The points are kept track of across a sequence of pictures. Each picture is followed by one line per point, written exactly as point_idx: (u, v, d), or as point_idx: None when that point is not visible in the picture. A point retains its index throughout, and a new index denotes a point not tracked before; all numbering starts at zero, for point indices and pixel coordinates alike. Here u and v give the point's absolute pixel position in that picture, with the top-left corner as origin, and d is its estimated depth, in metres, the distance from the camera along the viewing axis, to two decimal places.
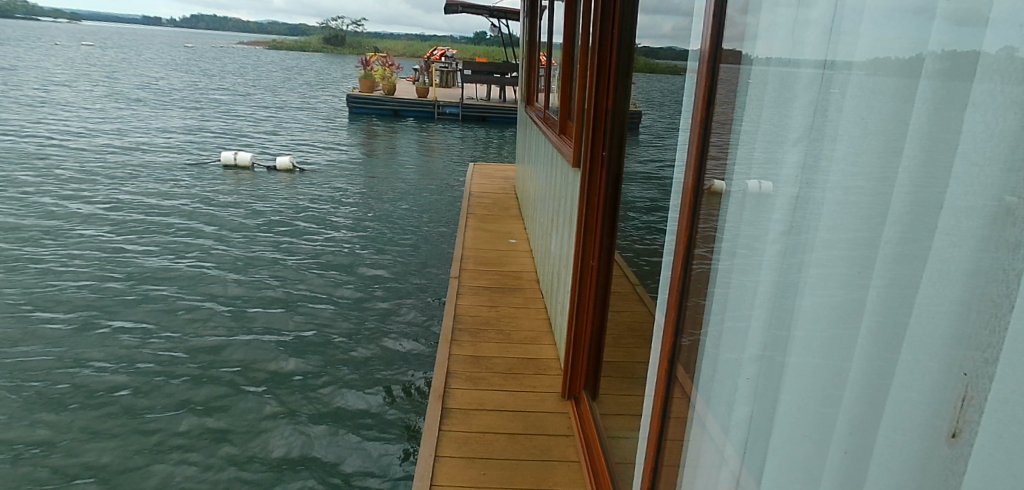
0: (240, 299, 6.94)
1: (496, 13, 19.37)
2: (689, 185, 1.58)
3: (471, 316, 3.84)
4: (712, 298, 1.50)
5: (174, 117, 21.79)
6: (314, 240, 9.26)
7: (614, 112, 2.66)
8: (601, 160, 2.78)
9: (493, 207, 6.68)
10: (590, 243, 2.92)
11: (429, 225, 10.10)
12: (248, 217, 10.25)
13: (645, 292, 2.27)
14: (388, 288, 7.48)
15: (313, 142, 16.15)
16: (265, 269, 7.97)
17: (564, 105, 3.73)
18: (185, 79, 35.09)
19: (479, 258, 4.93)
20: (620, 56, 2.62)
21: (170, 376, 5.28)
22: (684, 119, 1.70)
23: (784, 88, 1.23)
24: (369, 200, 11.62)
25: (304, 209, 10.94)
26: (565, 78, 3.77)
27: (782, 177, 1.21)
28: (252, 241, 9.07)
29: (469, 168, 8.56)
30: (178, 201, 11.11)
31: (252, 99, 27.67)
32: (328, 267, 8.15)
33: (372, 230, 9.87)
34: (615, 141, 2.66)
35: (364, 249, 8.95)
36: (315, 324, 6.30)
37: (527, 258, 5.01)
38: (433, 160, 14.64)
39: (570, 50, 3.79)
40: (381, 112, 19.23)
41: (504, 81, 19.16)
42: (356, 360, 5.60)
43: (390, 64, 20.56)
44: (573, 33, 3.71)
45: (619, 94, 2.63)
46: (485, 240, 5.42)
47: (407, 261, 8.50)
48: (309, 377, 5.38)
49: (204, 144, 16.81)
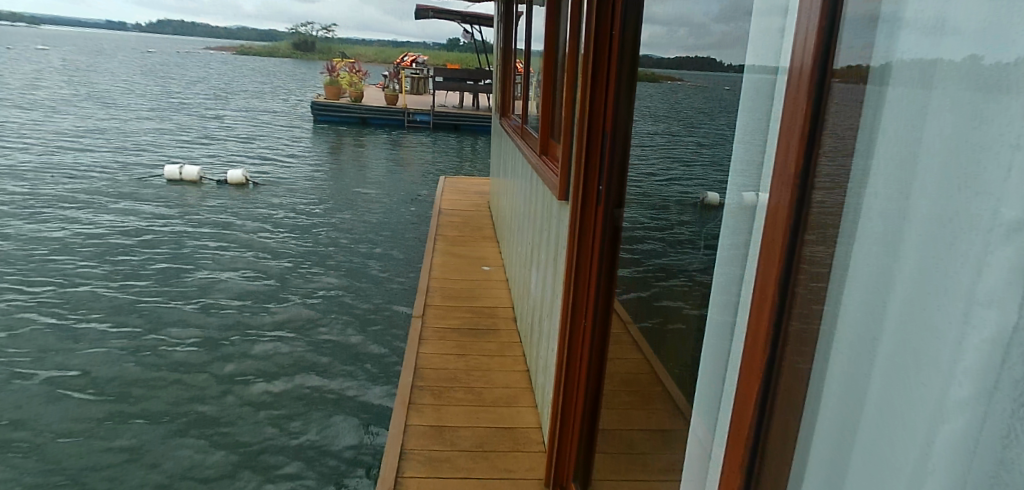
0: (187, 329, 6.23)
1: (468, 18, 18.75)
2: (771, 223, 0.93)
3: (435, 369, 3.20)
4: (826, 436, 0.86)
5: (130, 122, 20.75)
6: (271, 255, 8.53)
7: (610, 137, 2.07)
8: (596, 196, 2.17)
9: (464, 226, 6.06)
10: (582, 296, 2.29)
11: (396, 238, 9.41)
12: (199, 230, 9.46)
13: (662, 371, 1.71)
14: (349, 313, 6.80)
15: (275, 153, 15.37)
16: (212, 290, 7.23)
17: (545, 123, 3.14)
18: (145, 84, 33.90)
19: (447, 291, 4.29)
20: (615, 68, 2.04)
21: (103, 428, 4.61)
22: (751, 143, 1.13)
23: (999, 71, 0.64)
24: (331, 210, 10.88)
25: (263, 218, 10.19)
26: (545, 90, 3.18)
27: (1010, 248, 0.63)
28: (203, 257, 8.30)
29: (440, 181, 7.94)
30: (121, 212, 10.26)
31: (214, 104, 26.65)
32: (285, 288, 7.43)
33: (335, 242, 9.18)
34: (612, 172, 2.07)
35: (324, 264, 8.25)
36: (267, 361, 5.65)
37: (504, 289, 4.40)
38: (402, 169, 13.96)
39: (551, 58, 3.17)
40: (348, 120, 18.48)
41: (477, 87, 18.54)
42: (312, 403, 5.00)
43: (358, 70, 19.82)
44: (557, 39, 3.10)
45: (619, 111, 2.03)
46: (454, 268, 4.79)
47: (372, 276, 7.83)
48: (262, 421, 4.74)
49: (158, 150, 15.88)
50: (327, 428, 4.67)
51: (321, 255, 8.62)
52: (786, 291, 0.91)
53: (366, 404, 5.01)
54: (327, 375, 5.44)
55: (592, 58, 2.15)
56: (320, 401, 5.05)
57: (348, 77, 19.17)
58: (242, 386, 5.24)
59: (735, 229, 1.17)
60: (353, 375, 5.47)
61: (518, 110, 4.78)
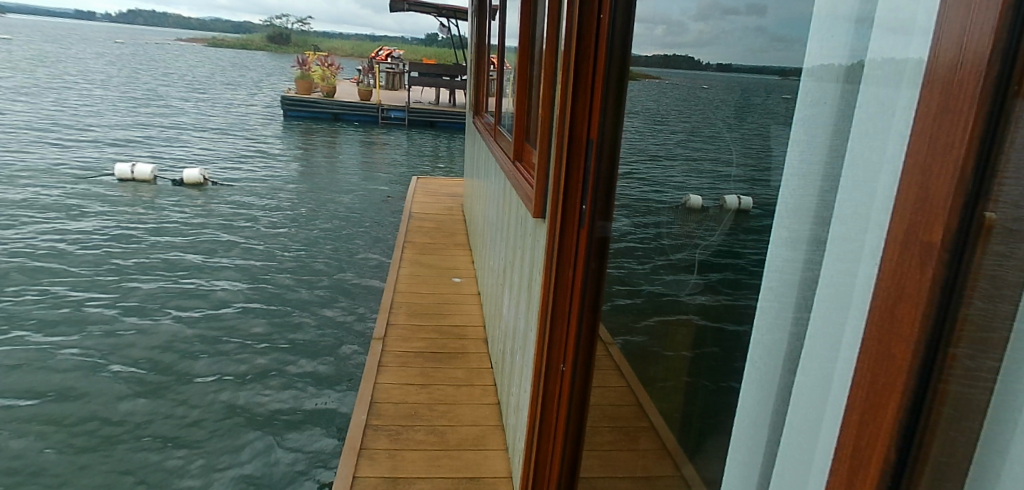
0: (129, 320, 5.63)
1: (445, 13, 18.25)
2: (881, 320, 0.55)
3: (394, 403, 2.81)
4: None
5: (89, 114, 19.88)
6: (231, 245, 7.96)
7: (595, 146, 1.66)
8: (577, 216, 1.76)
9: (436, 232, 5.66)
10: (558, 337, 1.89)
11: (363, 229, 8.93)
12: (152, 218, 8.87)
13: (671, 443, 1.36)
14: (307, 296, 6.31)
15: (241, 148, 14.75)
16: (159, 275, 6.69)
17: (520, 126, 2.75)
18: (109, 76, 32.76)
19: (413, 308, 3.90)
20: (602, 60, 1.61)
21: (23, 428, 4.02)
22: (825, 144, 0.75)
23: None
24: (297, 203, 10.37)
25: (225, 210, 9.60)
26: (519, 92, 2.79)
27: None
28: (155, 247, 7.70)
29: (411, 181, 7.52)
30: (69, 200, 9.62)
31: (181, 97, 25.76)
32: (244, 277, 6.88)
33: (301, 234, 8.64)
34: (597, 189, 1.67)
35: (284, 251, 7.74)
36: (218, 353, 5.10)
37: (474, 305, 4.02)
38: (374, 167, 13.46)
39: (528, 52, 2.77)
40: (320, 115, 17.89)
41: (453, 84, 18.07)
42: (266, 397, 4.47)
43: (331, 64, 19.20)
44: (535, 32, 2.70)
45: (602, 116, 1.63)
46: (422, 281, 4.40)
47: (339, 267, 7.31)
48: (207, 418, 4.19)
49: (117, 143, 15.15)
50: (280, 421, 4.18)
51: (282, 243, 8.10)
52: (912, 433, 0.52)
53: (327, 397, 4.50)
54: (283, 366, 4.91)
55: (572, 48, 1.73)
56: (275, 394, 4.52)
57: (320, 72, 18.56)
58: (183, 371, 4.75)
59: (798, 268, 0.78)
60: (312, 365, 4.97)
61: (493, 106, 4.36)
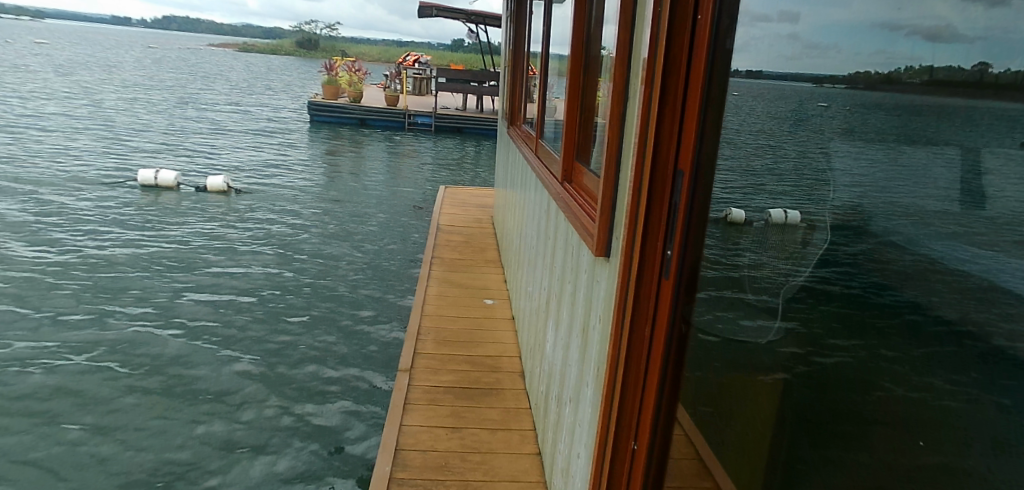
0: (145, 315, 5.37)
1: (475, 20, 18.03)
2: None
3: (421, 450, 2.50)
4: None
5: (121, 117, 20.10)
6: (252, 242, 7.71)
7: (685, 180, 1.29)
8: (653, 263, 1.41)
9: (465, 246, 5.37)
10: (628, 405, 1.55)
11: (388, 233, 8.68)
12: (176, 216, 8.74)
13: None
14: (327, 293, 6.06)
15: (268, 152, 14.70)
16: (178, 269, 6.51)
17: (569, 143, 2.42)
18: (142, 80, 33.28)
19: (443, 333, 3.59)
20: (699, 71, 1.25)
21: (29, 421, 3.80)
22: None
23: None
24: (321, 206, 10.18)
25: (249, 209, 9.40)
26: (569, 109, 2.46)
27: None
28: (175, 242, 7.47)
29: (440, 190, 7.27)
30: (94, 196, 9.56)
31: (211, 102, 25.98)
32: (264, 273, 6.60)
33: (324, 234, 8.38)
34: (685, 233, 1.31)
35: (306, 249, 7.51)
36: (235, 350, 4.80)
37: (509, 332, 3.68)
38: (400, 173, 13.26)
39: (580, 63, 2.45)
40: (346, 121, 17.77)
41: (481, 90, 17.80)
42: (285, 399, 4.16)
43: (358, 69, 19.11)
44: (592, 41, 2.37)
45: (689, 140, 1.29)
46: (452, 301, 4.10)
47: (361, 265, 7.05)
48: (223, 419, 3.89)
49: (147, 145, 15.21)
50: (294, 420, 3.90)
51: (304, 242, 7.88)
52: None
53: (348, 398, 4.18)
54: (304, 366, 4.59)
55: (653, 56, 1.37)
56: (294, 395, 4.20)
57: (347, 76, 18.48)
58: (196, 366, 4.51)
59: None
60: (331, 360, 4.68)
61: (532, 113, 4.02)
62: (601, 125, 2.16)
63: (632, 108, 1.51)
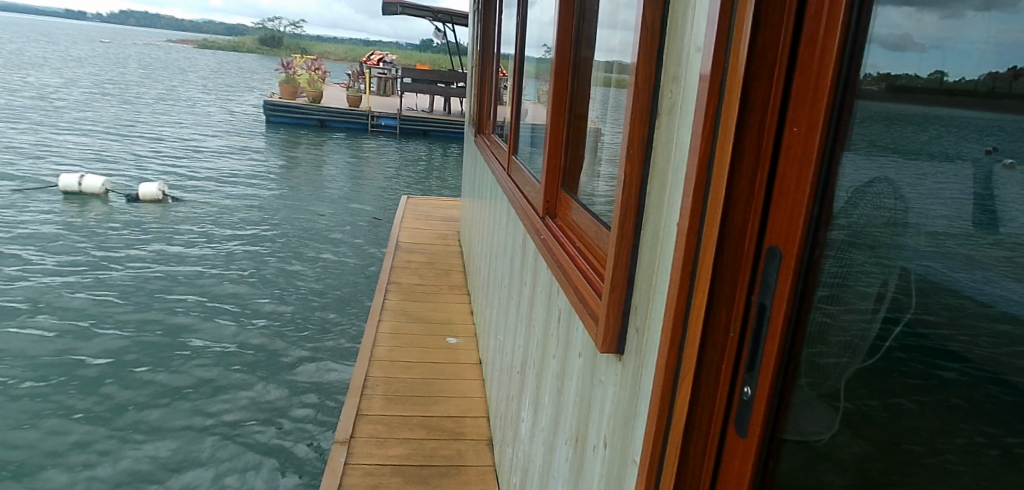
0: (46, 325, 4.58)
1: (441, 18, 17.24)
2: None
3: None
4: None
5: (62, 112, 18.84)
6: (187, 244, 6.92)
7: (787, 271, 0.70)
8: (709, 413, 0.81)
9: (426, 267, 4.75)
10: None
11: (344, 235, 7.95)
12: (105, 213, 7.87)
13: None
14: (267, 296, 5.33)
15: (219, 151, 13.76)
16: (97, 274, 5.73)
17: (553, 170, 1.85)
18: (90, 75, 31.72)
19: (394, 386, 2.97)
20: (818, 73, 0.66)
21: None
22: None
23: None
24: (271, 207, 9.38)
25: (190, 208, 8.56)
26: (553, 123, 1.86)
27: None
28: (98, 244, 6.66)
29: (401, 199, 6.63)
30: (14, 193, 8.62)
31: (163, 100, 24.70)
32: (197, 274, 5.83)
33: (272, 234, 7.62)
34: (780, 374, 0.72)
35: (250, 251, 6.76)
36: (151, 364, 4.06)
37: (474, 381, 3.10)
38: (360, 177, 12.51)
39: (569, 63, 1.82)
40: (305, 122, 16.88)
41: (448, 91, 17.10)
42: (202, 421, 3.46)
43: (318, 68, 18.16)
44: (585, 33, 1.74)
45: (785, 206, 0.71)
46: (409, 338, 3.49)
47: (309, 266, 6.33)
48: (122, 450, 3.20)
49: (86, 141, 14.13)
50: (208, 445, 3.25)
51: (247, 243, 7.11)
52: None
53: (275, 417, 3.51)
54: (230, 378, 3.88)
55: (716, 53, 0.76)
56: (213, 417, 3.51)
57: (308, 75, 17.54)
58: (99, 384, 3.81)
59: None
60: (263, 372, 4.02)
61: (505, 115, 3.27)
62: (607, 149, 1.55)
63: (672, 140, 0.91)
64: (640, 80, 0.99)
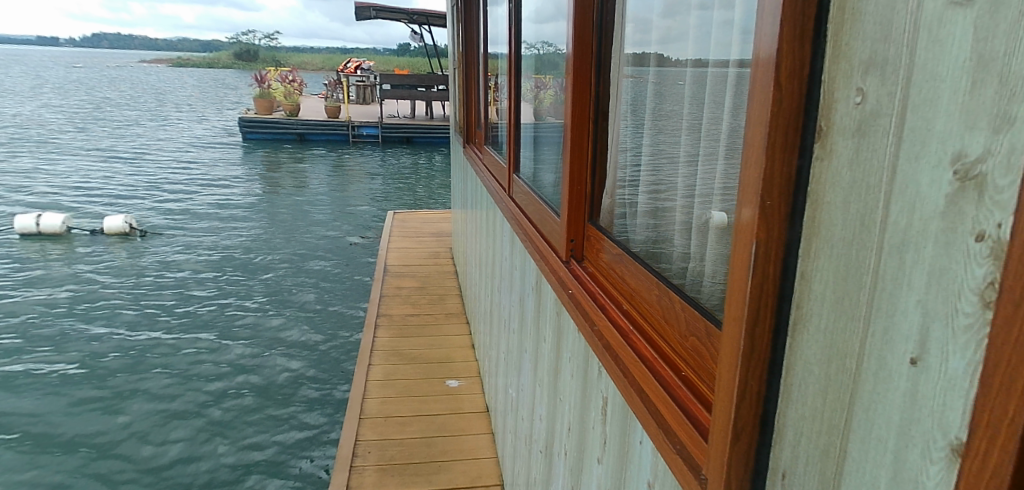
0: (10, 393, 4.24)
1: (417, 20, 16.67)
2: None
3: None
4: None
5: (31, 140, 18.22)
6: (162, 280, 6.45)
7: None
8: None
9: (420, 292, 4.30)
10: None
11: (330, 253, 7.48)
12: (73, 250, 7.38)
13: None
14: (251, 343, 4.90)
15: (196, 173, 13.24)
16: (63, 326, 5.27)
17: (579, 197, 1.39)
18: (62, 99, 31.07)
19: (387, 450, 2.51)
20: None
21: None
22: None
23: None
24: (252, 228, 8.89)
25: (165, 238, 8.07)
26: (575, 134, 1.39)
27: None
28: (65, 287, 6.18)
29: (387, 216, 6.17)
30: None
31: (138, 119, 24.06)
32: (173, 317, 5.43)
33: (252, 259, 7.16)
34: None
35: (230, 284, 6.30)
36: (124, 435, 3.70)
37: (483, 436, 2.63)
38: (345, 190, 12.04)
39: (590, 54, 1.33)
40: (285, 136, 16.36)
41: (429, 95, 16.59)
42: None
43: (293, 79, 17.61)
44: (615, 15, 1.26)
45: None
46: (404, 384, 3.03)
47: (295, 298, 5.88)
48: None
49: (57, 169, 13.58)
50: None
51: (227, 274, 6.65)
52: None
53: None
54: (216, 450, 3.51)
55: None
56: None
57: (284, 88, 16.99)
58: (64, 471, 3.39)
59: None
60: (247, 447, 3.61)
61: (502, 121, 2.73)
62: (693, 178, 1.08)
63: (887, 183, 0.46)
64: (784, 72, 0.54)
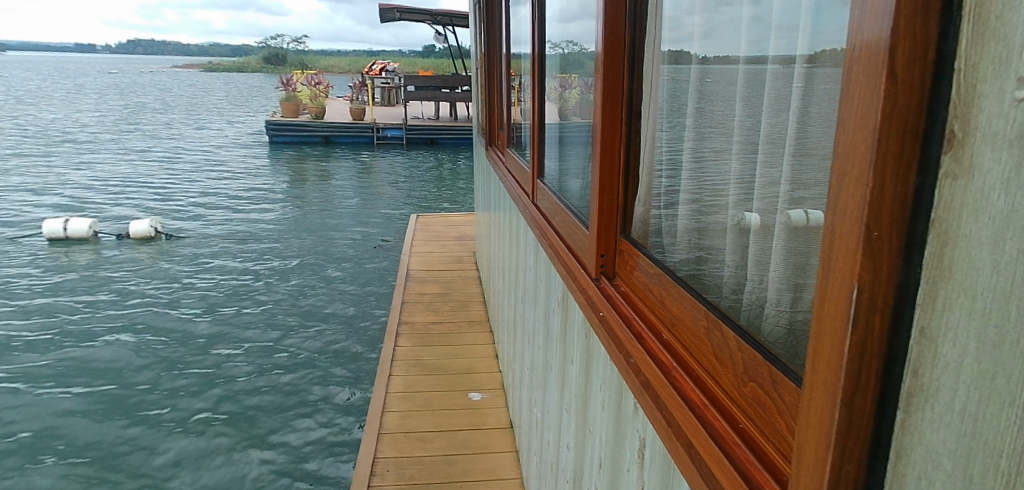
0: (35, 394, 4.24)
1: (440, 21, 16.63)
2: None
3: None
4: None
5: (66, 145, 18.60)
6: (186, 281, 6.45)
7: None
8: None
9: (443, 298, 4.20)
10: None
11: (353, 254, 7.43)
12: (101, 254, 7.44)
13: None
14: (272, 345, 4.85)
15: (223, 176, 13.36)
16: (88, 328, 5.28)
17: (611, 210, 1.25)
18: (96, 106, 31.81)
19: (407, 469, 2.40)
20: None
21: None
22: None
23: None
24: (277, 230, 8.90)
25: (191, 241, 8.11)
26: (607, 141, 1.25)
27: None
28: (92, 289, 6.22)
29: (410, 219, 6.10)
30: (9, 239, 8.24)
31: (168, 125, 24.46)
32: (196, 320, 5.40)
33: (276, 261, 7.13)
34: None
35: (253, 286, 6.27)
36: (145, 438, 3.66)
37: (507, 454, 2.50)
38: (369, 192, 12.02)
39: (621, 49, 1.19)
40: (310, 139, 16.45)
41: (453, 96, 16.53)
42: None
43: (319, 82, 17.71)
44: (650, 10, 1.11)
45: None
46: (425, 397, 2.92)
47: (318, 300, 5.82)
48: None
49: (89, 173, 13.80)
50: None
51: (251, 276, 6.63)
52: None
53: None
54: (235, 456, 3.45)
55: None
56: None
57: (310, 91, 17.09)
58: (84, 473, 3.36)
59: None
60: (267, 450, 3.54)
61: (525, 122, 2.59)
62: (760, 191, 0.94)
63: None
64: (899, 60, 0.40)
